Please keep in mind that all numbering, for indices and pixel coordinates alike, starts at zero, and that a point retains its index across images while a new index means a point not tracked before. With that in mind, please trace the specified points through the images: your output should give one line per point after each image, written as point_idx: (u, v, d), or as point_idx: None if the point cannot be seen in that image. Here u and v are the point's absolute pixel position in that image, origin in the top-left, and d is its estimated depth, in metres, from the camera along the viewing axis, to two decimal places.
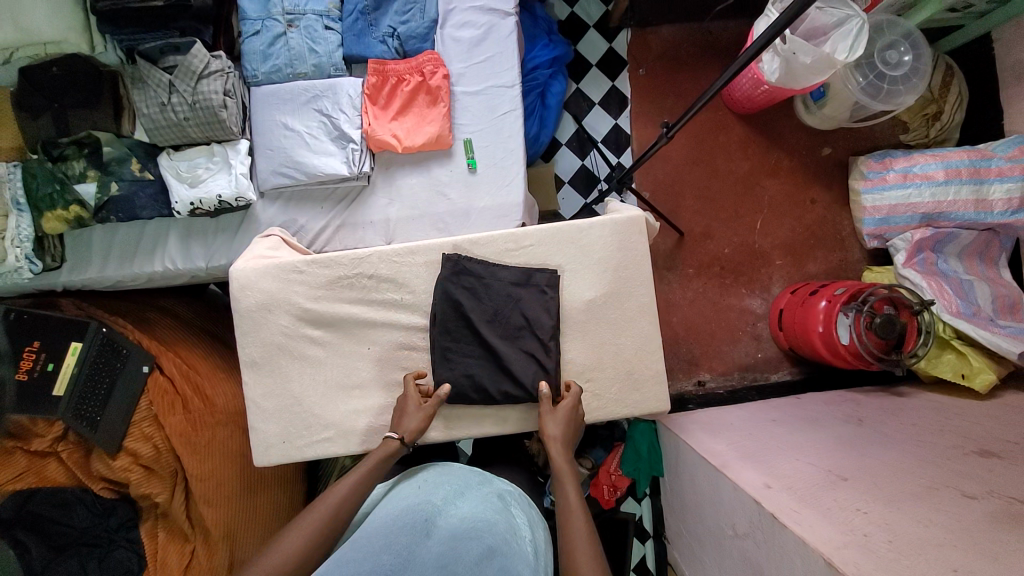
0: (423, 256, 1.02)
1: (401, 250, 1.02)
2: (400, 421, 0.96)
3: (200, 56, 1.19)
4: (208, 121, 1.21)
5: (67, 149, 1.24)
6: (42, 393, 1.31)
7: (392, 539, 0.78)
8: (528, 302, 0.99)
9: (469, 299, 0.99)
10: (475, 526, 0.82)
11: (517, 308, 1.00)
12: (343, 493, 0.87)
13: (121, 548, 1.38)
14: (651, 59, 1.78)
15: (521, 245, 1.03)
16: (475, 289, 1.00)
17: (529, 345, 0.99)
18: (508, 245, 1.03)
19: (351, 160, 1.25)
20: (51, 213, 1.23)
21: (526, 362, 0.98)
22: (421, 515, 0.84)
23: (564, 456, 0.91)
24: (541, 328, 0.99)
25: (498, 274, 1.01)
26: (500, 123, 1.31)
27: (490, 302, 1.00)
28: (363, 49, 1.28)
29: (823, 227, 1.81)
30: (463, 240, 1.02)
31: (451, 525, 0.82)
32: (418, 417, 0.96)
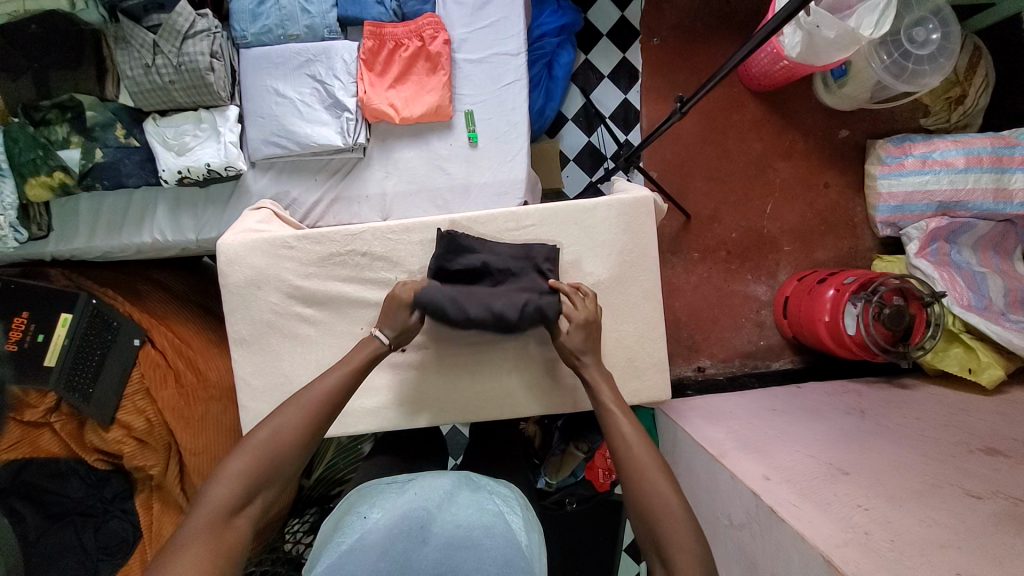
0: (419, 234, 0.98)
1: (396, 227, 0.98)
2: (390, 318, 0.90)
3: (186, 15, 1.12)
4: (194, 85, 1.14)
5: (49, 113, 1.18)
6: (35, 362, 1.28)
7: (389, 546, 0.80)
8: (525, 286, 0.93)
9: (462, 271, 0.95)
10: (473, 532, 0.82)
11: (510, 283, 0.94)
12: (330, 385, 0.83)
13: (117, 518, 1.41)
14: (665, 30, 1.69)
15: (522, 224, 0.98)
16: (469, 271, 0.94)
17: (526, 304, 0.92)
18: (508, 224, 0.98)
19: (346, 130, 1.19)
20: (34, 179, 1.17)
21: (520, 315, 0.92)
22: (418, 521, 0.84)
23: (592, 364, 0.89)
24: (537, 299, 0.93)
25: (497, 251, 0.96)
26: (503, 94, 1.24)
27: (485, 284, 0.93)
28: (359, 10, 1.20)
29: (835, 213, 1.75)
30: (462, 218, 0.99)
31: (448, 532, 0.82)
32: (407, 323, 0.91)
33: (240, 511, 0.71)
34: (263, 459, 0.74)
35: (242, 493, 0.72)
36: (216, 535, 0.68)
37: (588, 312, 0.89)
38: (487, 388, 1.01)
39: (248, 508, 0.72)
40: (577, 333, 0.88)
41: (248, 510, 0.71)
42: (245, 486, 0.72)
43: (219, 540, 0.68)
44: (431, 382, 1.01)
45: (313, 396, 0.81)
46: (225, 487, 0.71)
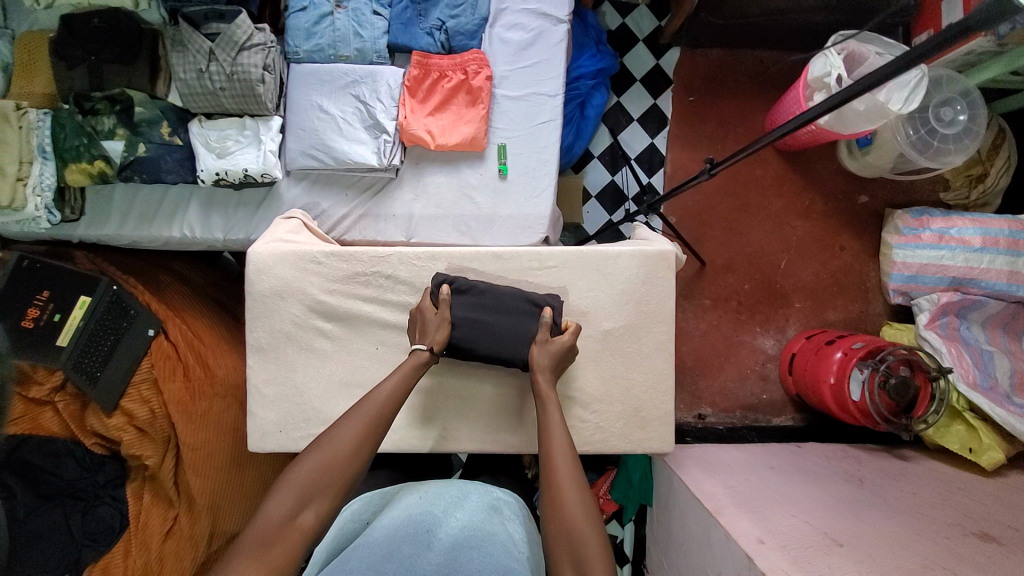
0: (444, 263, 0.99)
1: (423, 254, 0.99)
2: (424, 331, 0.91)
3: (244, 27, 1.15)
4: (244, 94, 1.18)
5: (99, 103, 1.20)
6: (45, 340, 1.33)
7: (391, 548, 0.83)
8: (506, 328, 0.92)
9: (469, 298, 0.95)
10: (477, 537, 0.87)
11: (514, 301, 0.95)
12: (382, 397, 0.83)
13: (105, 504, 1.46)
14: (696, 83, 1.74)
15: (544, 264, 0.98)
16: (483, 296, 0.95)
17: (526, 324, 0.93)
18: (530, 263, 0.98)
19: (382, 151, 1.23)
20: (75, 164, 1.21)
21: (518, 322, 0.93)
22: (422, 525, 0.89)
23: (549, 382, 0.88)
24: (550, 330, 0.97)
25: (507, 297, 0.95)
26: (537, 132, 1.28)
27: (467, 321, 0.93)
28: (409, 39, 1.24)
29: (847, 275, 1.77)
30: (485, 253, 0.99)
31: (452, 537, 0.87)
32: (443, 324, 0.91)
33: (292, 522, 0.71)
34: (318, 472, 0.74)
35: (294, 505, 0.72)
36: (266, 551, 0.68)
37: (566, 338, 0.90)
38: (492, 420, 1.02)
39: (300, 518, 0.72)
40: (555, 346, 0.90)
41: (301, 519, 0.72)
42: (298, 498, 0.72)
43: (272, 553, 0.69)
44: (432, 416, 1.02)
45: (367, 410, 0.81)
46: (284, 499, 0.72)
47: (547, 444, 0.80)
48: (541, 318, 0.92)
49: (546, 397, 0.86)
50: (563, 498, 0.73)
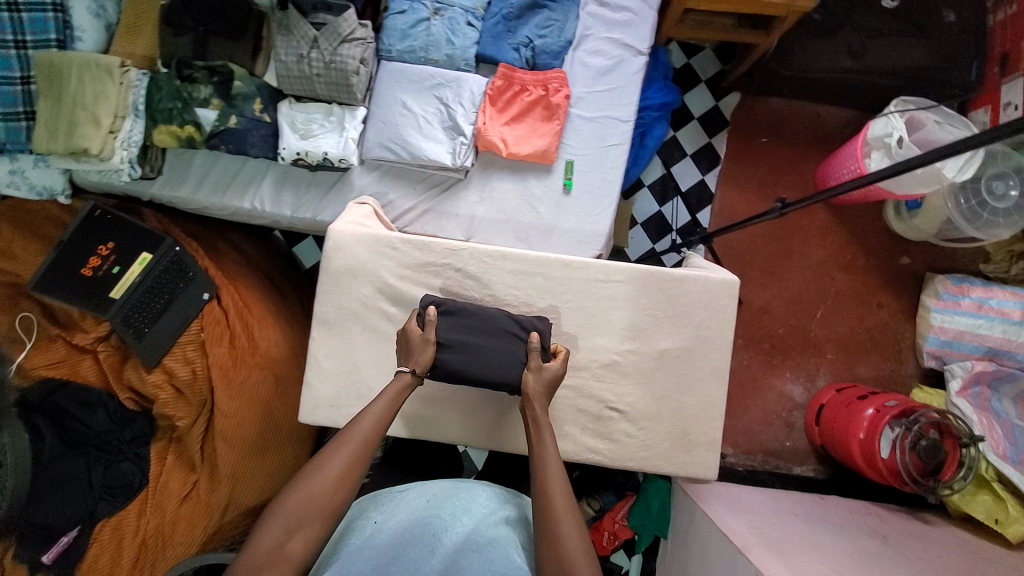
0: (513, 263, 1.00)
1: (494, 251, 1.00)
2: (409, 352, 0.92)
3: (350, 22, 1.22)
4: (337, 82, 1.24)
5: (198, 72, 1.26)
6: (102, 290, 1.39)
7: (397, 550, 0.85)
8: (494, 353, 0.92)
9: (453, 316, 0.96)
10: (482, 541, 0.89)
11: (500, 325, 0.95)
12: (369, 426, 0.85)
13: (128, 460, 1.47)
14: (754, 128, 1.81)
15: (612, 279, 0.98)
16: (469, 316, 0.95)
17: (513, 347, 0.93)
18: (598, 276, 0.98)
19: (456, 152, 1.28)
20: (165, 126, 1.26)
21: (508, 345, 0.93)
22: (428, 528, 0.91)
23: (542, 407, 0.88)
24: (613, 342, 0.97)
25: (493, 319, 0.96)
26: (605, 153, 1.32)
27: (457, 340, 0.94)
28: (496, 51, 1.31)
29: (882, 332, 1.78)
30: (557, 260, 0.99)
31: (455, 542, 0.89)
32: (428, 345, 0.91)
33: (281, 549, 0.74)
34: (304, 501, 0.76)
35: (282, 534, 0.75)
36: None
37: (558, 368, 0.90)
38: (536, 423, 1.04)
39: (290, 545, 0.75)
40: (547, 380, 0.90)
41: (291, 546, 0.75)
42: (287, 527, 0.75)
43: None
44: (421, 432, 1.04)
45: (354, 440, 0.83)
46: (273, 530, 0.75)
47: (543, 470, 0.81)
48: (530, 343, 0.92)
49: (539, 422, 0.86)
50: (559, 534, 0.74)
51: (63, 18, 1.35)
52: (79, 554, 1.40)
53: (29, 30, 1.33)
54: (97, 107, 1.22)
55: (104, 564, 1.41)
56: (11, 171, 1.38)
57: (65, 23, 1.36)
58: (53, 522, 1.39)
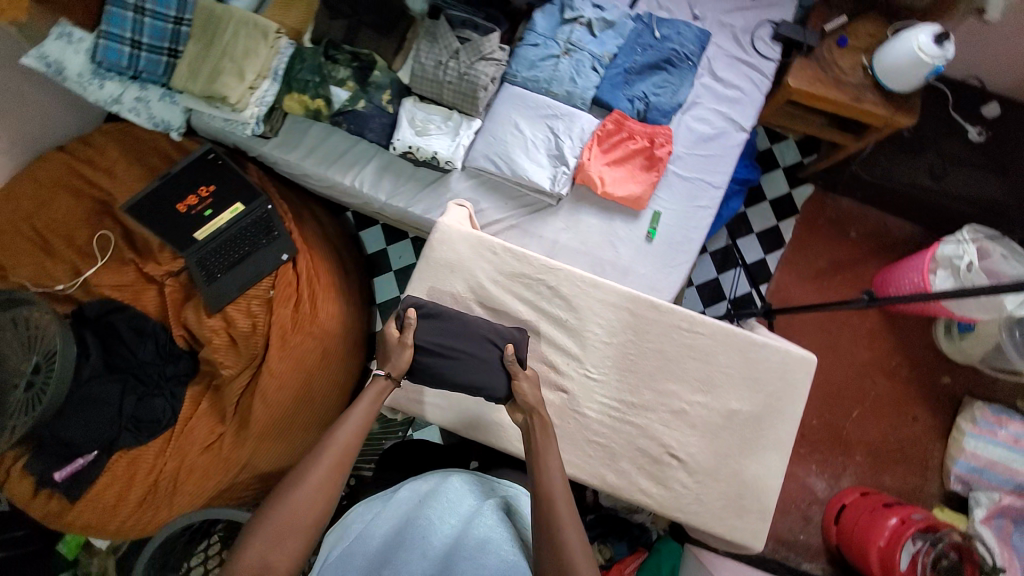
0: (605, 293, 1.03)
1: (589, 279, 1.04)
2: (386, 357, 0.96)
3: (492, 44, 1.32)
4: (465, 93, 1.33)
5: (342, 55, 1.36)
6: (187, 229, 1.45)
7: (387, 555, 0.88)
8: (470, 357, 0.95)
9: (433, 315, 1.00)
10: (472, 542, 0.89)
11: (474, 331, 0.98)
12: (347, 438, 0.88)
13: (162, 397, 1.48)
14: (821, 221, 1.90)
15: (694, 330, 1.02)
16: (449, 317, 0.99)
17: (489, 352, 0.97)
18: (681, 324, 1.02)
19: (556, 180, 1.36)
20: (298, 96, 1.34)
21: (484, 349, 0.97)
22: (416, 529, 0.91)
23: (539, 422, 0.90)
24: (684, 392, 1.01)
25: (469, 323, 1.00)
26: (692, 212, 1.39)
27: (436, 344, 0.97)
28: (612, 98, 1.40)
29: (913, 446, 1.78)
30: (645, 300, 1.03)
31: (443, 544, 0.89)
32: (405, 349, 0.94)
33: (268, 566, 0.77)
34: (287, 518, 0.80)
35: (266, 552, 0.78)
36: None
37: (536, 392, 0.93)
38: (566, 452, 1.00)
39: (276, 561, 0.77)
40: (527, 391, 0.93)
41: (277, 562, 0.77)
42: (271, 543, 0.78)
43: None
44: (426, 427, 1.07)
45: (331, 451, 0.86)
46: (263, 542, 0.78)
47: (542, 478, 0.83)
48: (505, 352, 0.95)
49: (538, 435, 0.89)
50: (563, 537, 0.77)
51: None
52: (90, 479, 1.41)
53: None
54: (244, 62, 1.30)
55: (110, 497, 1.41)
56: (138, 99, 1.46)
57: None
58: (75, 440, 1.41)
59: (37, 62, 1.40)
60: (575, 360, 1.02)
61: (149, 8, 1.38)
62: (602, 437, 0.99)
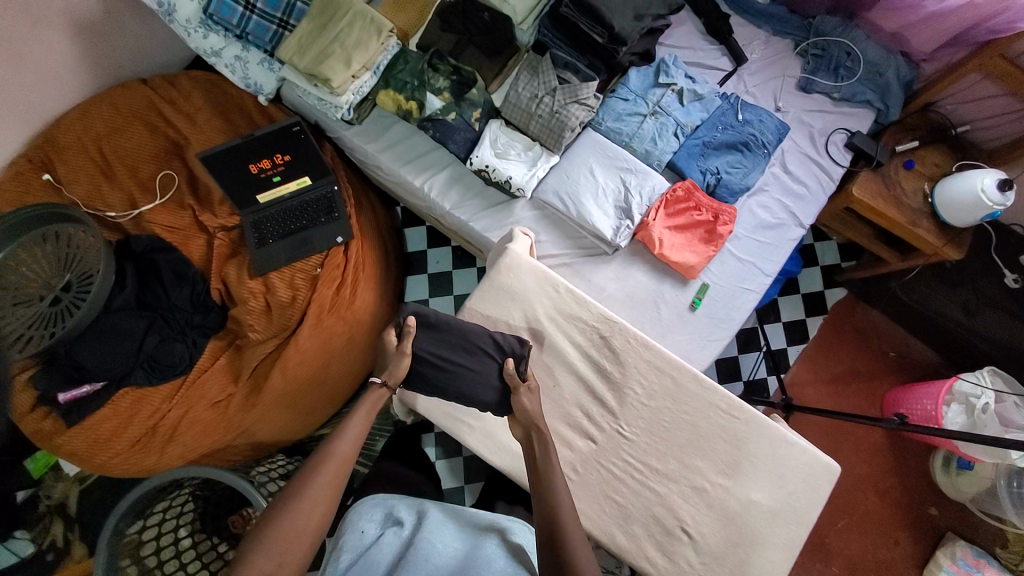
0: (653, 356, 1.06)
1: (641, 339, 1.06)
2: (385, 367, 1.01)
3: (590, 90, 1.38)
4: (551, 130, 1.39)
5: (444, 66, 1.41)
6: (251, 190, 1.48)
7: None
8: (467, 368, 1.00)
9: (437, 323, 1.04)
10: (473, 567, 0.96)
11: (473, 342, 1.02)
12: (345, 448, 0.91)
13: (182, 343, 1.47)
14: (847, 327, 1.96)
15: (731, 413, 1.04)
16: (454, 328, 1.04)
17: (487, 365, 1.01)
18: (720, 404, 1.04)
19: (618, 232, 1.39)
20: (394, 93, 1.40)
21: (483, 362, 1.02)
22: (420, 553, 0.99)
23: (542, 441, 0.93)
24: (709, 471, 1.03)
25: (469, 334, 1.04)
26: (738, 293, 1.43)
27: (435, 354, 1.02)
28: (686, 166, 1.45)
29: (888, 568, 1.81)
30: (691, 371, 1.05)
31: (445, 567, 0.96)
32: (403, 357, 0.99)
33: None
34: (291, 531, 0.82)
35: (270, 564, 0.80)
36: None
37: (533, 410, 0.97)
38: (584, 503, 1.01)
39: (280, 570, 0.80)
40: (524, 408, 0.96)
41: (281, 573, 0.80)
42: (274, 556, 0.80)
43: None
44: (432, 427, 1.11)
45: (331, 461, 0.89)
46: (268, 557, 0.80)
47: (549, 486, 0.86)
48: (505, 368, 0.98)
49: (545, 449, 0.92)
50: (571, 544, 0.78)
51: None
52: (92, 409, 1.39)
53: None
54: (353, 52, 1.33)
55: (107, 430, 1.40)
56: (237, 57, 1.49)
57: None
58: (89, 366, 1.39)
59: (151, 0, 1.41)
60: (610, 415, 1.05)
61: None
62: (621, 498, 1.01)
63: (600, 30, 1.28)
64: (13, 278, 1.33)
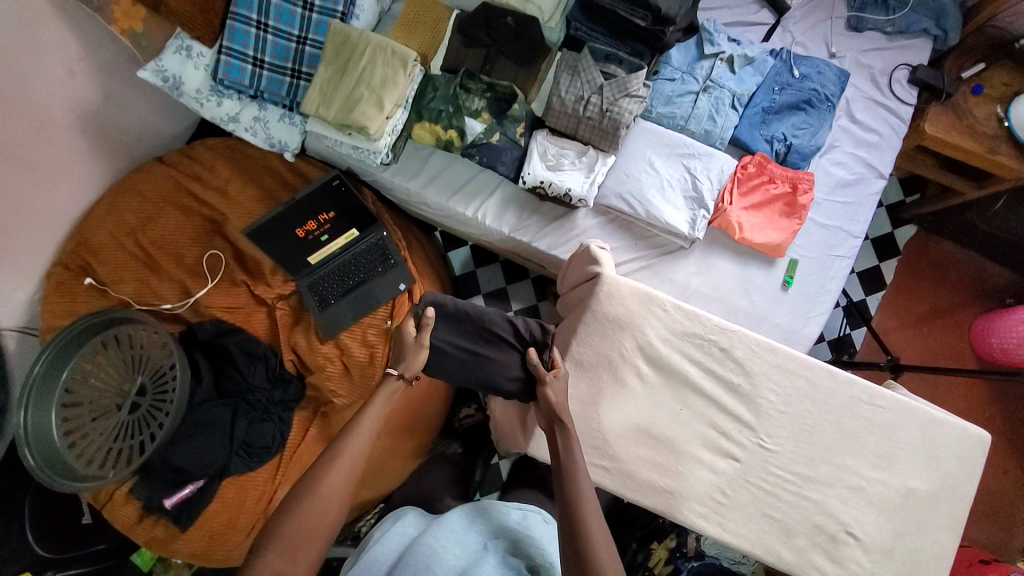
0: (780, 359, 1.00)
1: (764, 343, 1.01)
2: (402, 359, 1.02)
3: (639, 80, 1.26)
4: (605, 131, 1.29)
5: (477, 84, 1.30)
6: (301, 254, 1.43)
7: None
8: (489, 358, 1.07)
9: (452, 315, 1.10)
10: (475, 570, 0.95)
11: (489, 327, 1.09)
12: (358, 437, 0.93)
13: (271, 422, 1.44)
14: (923, 264, 1.87)
15: (874, 403, 0.99)
16: (470, 315, 1.10)
17: (508, 354, 1.07)
18: (861, 396, 0.99)
19: (694, 224, 1.31)
20: (429, 125, 1.31)
21: (506, 351, 1.08)
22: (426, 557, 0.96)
23: (564, 432, 0.89)
24: (860, 465, 0.99)
25: (489, 321, 1.10)
26: (828, 262, 1.36)
27: (462, 346, 1.09)
28: (749, 138, 1.36)
29: (1002, 501, 1.78)
30: (824, 366, 1.00)
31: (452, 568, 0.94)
32: (418, 350, 1.01)
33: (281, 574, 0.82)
34: (304, 522, 0.84)
35: (283, 557, 0.82)
36: None
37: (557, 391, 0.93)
38: (737, 524, 0.98)
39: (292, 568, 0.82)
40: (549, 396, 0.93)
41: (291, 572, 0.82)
42: (288, 549, 0.83)
43: None
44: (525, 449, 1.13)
45: (346, 453, 0.91)
46: (282, 552, 0.82)
47: (574, 482, 0.82)
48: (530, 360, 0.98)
49: (568, 442, 0.87)
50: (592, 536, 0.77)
51: None
52: (199, 507, 1.36)
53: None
54: (383, 91, 1.24)
55: (221, 522, 1.38)
56: (256, 118, 1.40)
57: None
58: (187, 468, 1.36)
59: (154, 77, 1.32)
60: (748, 429, 1.00)
61: (273, 26, 1.33)
62: (775, 511, 0.98)
63: (643, 13, 1.20)
64: (83, 392, 1.27)
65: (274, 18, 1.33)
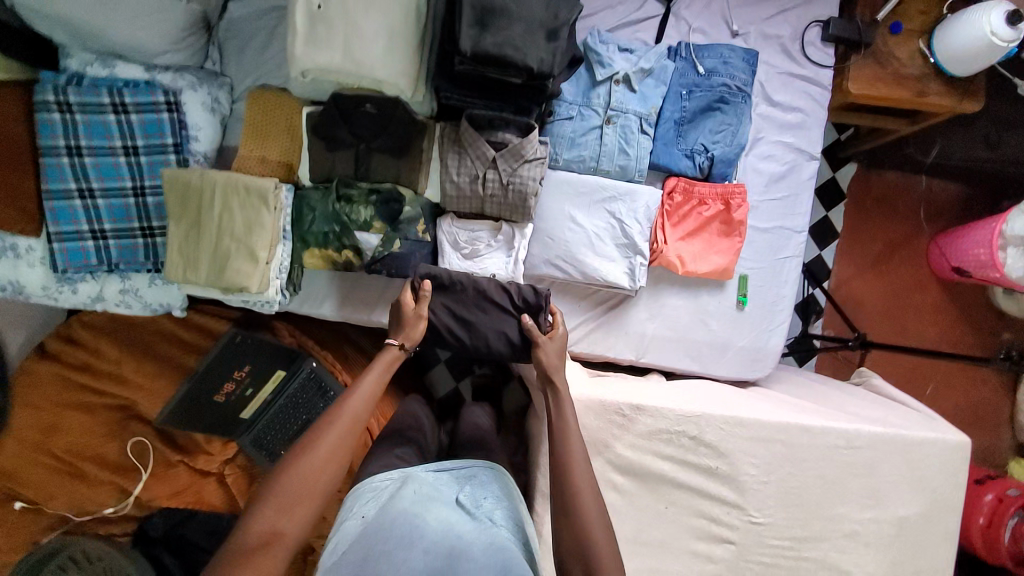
0: (752, 431, 0.95)
1: (732, 419, 0.95)
2: (402, 329, 0.98)
3: (534, 142, 1.11)
4: (513, 205, 1.15)
5: (357, 191, 1.13)
6: (230, 415, 1.28)
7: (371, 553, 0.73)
8: (487, 323, 1.08)
9: (440, 288, 1.08)
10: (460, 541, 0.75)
11: (483, 291, 1.08)
12: (358, 395, 0.86)
13: None
14: (870, 201, 1.81)
15: (853, 445, 0.95)
16: (461, 282, 1.08)
17: (507, 325, 1.08)
18: (839, 443, 0.95)
19: (633, 273, 1.21)
20: (318, 250, 1.14)
21: (501, 322, 1.08)
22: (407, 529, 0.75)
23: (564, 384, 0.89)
24: (851, 512, 0.96)
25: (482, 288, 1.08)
26: (779, 267, 1.28)
27: (455, 319, 1.08)
28: (669, 160, 1.23)
29: (983, 407, 1.84)
30: (797, 423, 0.95)
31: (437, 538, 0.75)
32: (419, 319, 0.98)
33: (278, 538, 0.73)
34: (300, 480, 0.77)
35: (283, 520, 0.75)
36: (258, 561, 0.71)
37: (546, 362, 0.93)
38: None
39: (288, 535, 0.74)
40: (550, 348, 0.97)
41: (290, 535, 0.74)
42: (285, 508, 0.75)
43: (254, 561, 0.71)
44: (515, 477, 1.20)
45: (342, 413, 0.84)
46: (272, 515, 0.74)
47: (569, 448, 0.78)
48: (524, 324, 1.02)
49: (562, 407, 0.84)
50: (585, 521, 0.73)
51: (177, 116, 1.14)
52: None
53: (140, 133, 1.13)
54: (251, 239, 1.07)
55: None
56: (122, 291, 1.20)
57: (179, 123, 1.14)
58: None
59: None
60: (737, 509, 0.95)
61: (98, 187, 1.13)
62: None
63: (515, 72, 0.99)
64: None
65: (96, 177, 1.12)
